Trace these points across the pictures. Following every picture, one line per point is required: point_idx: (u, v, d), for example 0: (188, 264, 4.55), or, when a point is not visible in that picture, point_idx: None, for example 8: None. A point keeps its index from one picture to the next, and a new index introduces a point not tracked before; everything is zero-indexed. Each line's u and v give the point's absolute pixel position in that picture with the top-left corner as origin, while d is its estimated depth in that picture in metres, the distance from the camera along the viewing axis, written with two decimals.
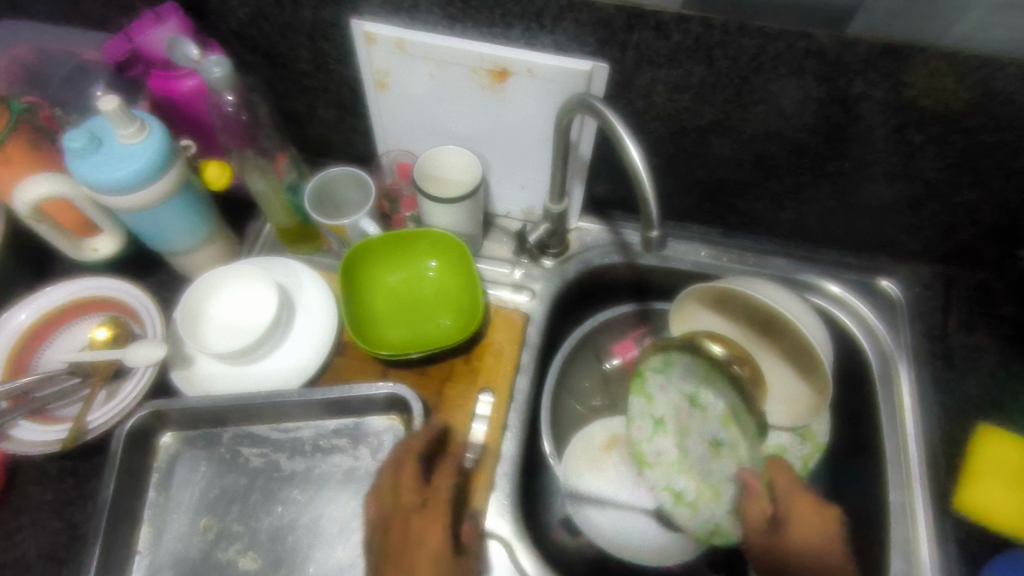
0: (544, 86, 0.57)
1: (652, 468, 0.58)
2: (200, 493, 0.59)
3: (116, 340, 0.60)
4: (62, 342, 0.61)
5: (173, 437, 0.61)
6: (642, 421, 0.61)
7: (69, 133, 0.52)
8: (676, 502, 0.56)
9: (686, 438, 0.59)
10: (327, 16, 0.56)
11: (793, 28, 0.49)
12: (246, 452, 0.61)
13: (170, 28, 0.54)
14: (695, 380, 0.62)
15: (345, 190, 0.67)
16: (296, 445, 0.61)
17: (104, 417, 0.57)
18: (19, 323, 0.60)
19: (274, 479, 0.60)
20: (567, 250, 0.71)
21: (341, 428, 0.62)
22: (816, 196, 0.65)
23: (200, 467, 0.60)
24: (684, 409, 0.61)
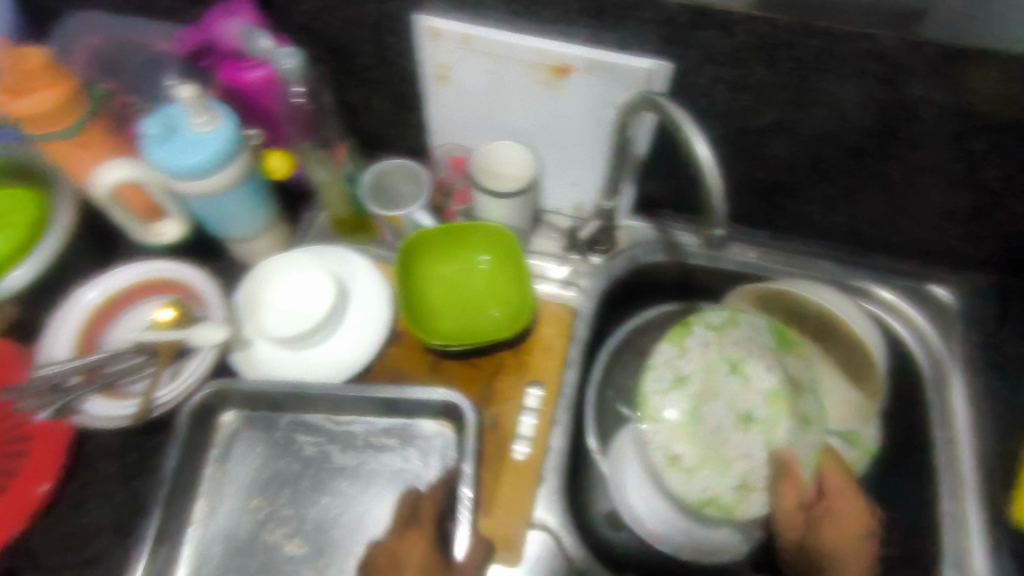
0: (604, 83, 0.57)
1: (657, 423, 0.57)
2: (255, 474, 0.61)
3: (179, 321, 0.62)
4: (126, 322, 0.63)
5: (234, 416, 0.63)
6: (663, 371, 0.59)
7: (146, 122, 0.54)
8: (671, 465, 0.55)
9: (706, 405, 0.57)
10: (391, 11, 0.57)
11: (863, 30, 0.48)
12: (301, 440, 0.62)
13: (242, 19, 0.55)
14: (745, 351, 0.59)
15: (398, 182, 0.68)
16: (348, 438, 0.62)
17: (170, 396, 0.60)
18: (88, 301, 0.63)
19: (325, 469, 0.61)
20: (615, 247, 0.71)
21: (391, 427, 0.63)
22: (871, 201, 0.65)
23: (256, 449, 0.62)
24: (721, 373, 0.58)
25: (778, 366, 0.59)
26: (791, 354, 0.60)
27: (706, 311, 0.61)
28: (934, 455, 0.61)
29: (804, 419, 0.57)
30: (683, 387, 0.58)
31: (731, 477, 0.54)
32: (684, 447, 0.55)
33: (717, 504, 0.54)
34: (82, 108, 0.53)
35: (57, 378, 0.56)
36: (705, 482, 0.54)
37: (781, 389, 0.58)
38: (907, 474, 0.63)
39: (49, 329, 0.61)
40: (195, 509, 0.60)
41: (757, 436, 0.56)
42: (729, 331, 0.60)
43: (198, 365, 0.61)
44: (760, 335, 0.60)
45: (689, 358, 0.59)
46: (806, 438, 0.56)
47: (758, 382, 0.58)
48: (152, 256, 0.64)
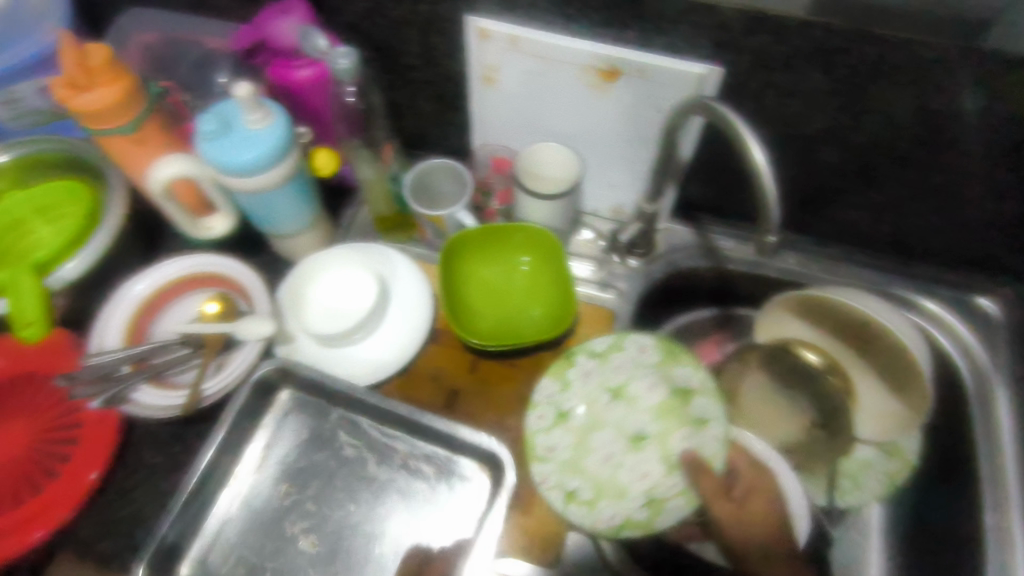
0: (653, 86, 0.57)
1: (544, 463, 0.56)
2: (293, 459, 0.62)
3: (224, 314, 0.62)
4: (173, 313, 0.65)
5: (290, 396, 0.64)
6: (545, 409, 0.58)
7: (200, 117, 0.55)
8: (569, 500, 0.54)
9: (593, 433, 0.57)
10: (442, 12, 0.57)
11: (923, 38, 0.48)
12: (343, 439, 0.63)
13: (296, 18, 0.56)
14: (627, 374, 0.59)
15: (440, 181, 0.70)
16: (387, 453, 0.62)
17: (217, 389, 0.60)
18: (137, 292, 0.64)
19: (357, 476, 0.61)
20: (654, 251, 0.71)
21: (433, 455, 0.62)
22: (919, 209, 0.64)
23: (302, 433, 0.63)
24: (602, 402, 0.58)
25: (664, 379, 0.58)
26: (680, 364, 0.58)
27: (588, 340, 0.60)
28: (976, 468, 0.60)
29: (694, 423, 0.56)
30: (567, 422, 0.57)
31: (635, 494, 0.54)
32: (576, 480, 0.55)
33: (631, 524, 0.54)
34: (139, 104, 0.54)
35: (108, 368, 0.58)
36: (612, 511, 0.54)
37: (671, 401, 0.57)
38: (950, 486, 0.62)
39: (99, 319, 0.62)
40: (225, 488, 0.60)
41: (652, 452, 0.56)
42: (618, 355, 0.60)
43: (245, 360, 0.61)
44: (646, 355, 0.59)
45: (571, 392, 0.58)
46: (707, 436, 0.56)
47: (643, 401, 0.58)
48: (202, 250, 0.65)
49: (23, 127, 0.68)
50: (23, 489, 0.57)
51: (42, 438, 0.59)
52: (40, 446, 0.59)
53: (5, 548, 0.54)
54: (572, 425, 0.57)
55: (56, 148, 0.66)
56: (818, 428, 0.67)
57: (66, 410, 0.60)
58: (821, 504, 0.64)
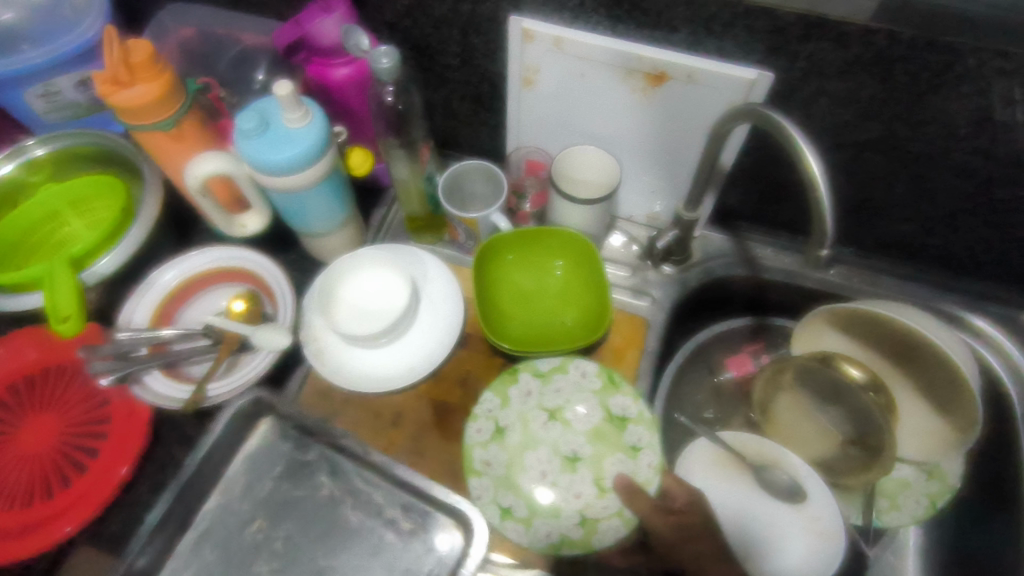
0: (700, 92, 0.56)
1: (480, 478, 0.55)
2: (267, 492, 0.60)
3: (250, 316, 0.62)
4: (200, 306, 0.65)
5: (269, 425, 0.62)
6: (483, 422, 0.57)
7: (240, 114, 0.54)
8: (505, 518, 0.54)
9: (528, 452, 0.56)
10: (485, 11, 0.56)
11: (993, 47, 0.46)
12: (318, 478, 0.60)
13: (339, 15, 0.55)
14: (566, 397, 0.58)
15: (472, 181, 0.69)
16: (364, 500, 0.59)
17: (222, 392, 0.59)
18: (166, 282, 0.64)
19: (328, 521, 0.58)
20: (689, 259, 0.70)
21: (409, 507, 0.58)
22: (971, 224, 0.62)
23: (274, 468, 0.60)
24: (539, 422, 0.58)
25: (601, 405, 0.58)
26: (619, 393, 0.58)
27: (534, 358, 0.60)
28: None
29: (631, 450, 0.56)
30: (503, 439, 0.57)
31: (569, 513, 0.54)
32: (510, 498, 0.54)
33: (569, 542, 0.53)
34: (180, 98, 0.54)
35: (128, 346, 0.58)
36: (546, 529, 0.53)
37: (608, 425, 0.57)
38: (995, 512, 0.60)
39: (128, 303, 0.62)
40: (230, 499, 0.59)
41: (585, 473, 0.55)
42: (556, 378, 0.59)
43: (255, 365, 0.60)
44: (587, 380, 0.58)
45: (510, 408, 0.58)
46: (642, 463, 0.55)
47: (577, 424, 0.58)
48: (241, 247, 0.65)
49: (59, 120, 0.68)
50: (52, 482, 0.57)
51: (73, 431, 0.59)
52: (69, 440, 0.59)
53: (35, 542, 0.53)
54: (507, 443, 0.57)
55: (92, 140, 0.65)
56: (853, 445, 0.64)
57: (97, 403, 0.60)
58: (857, 524, 0.63)
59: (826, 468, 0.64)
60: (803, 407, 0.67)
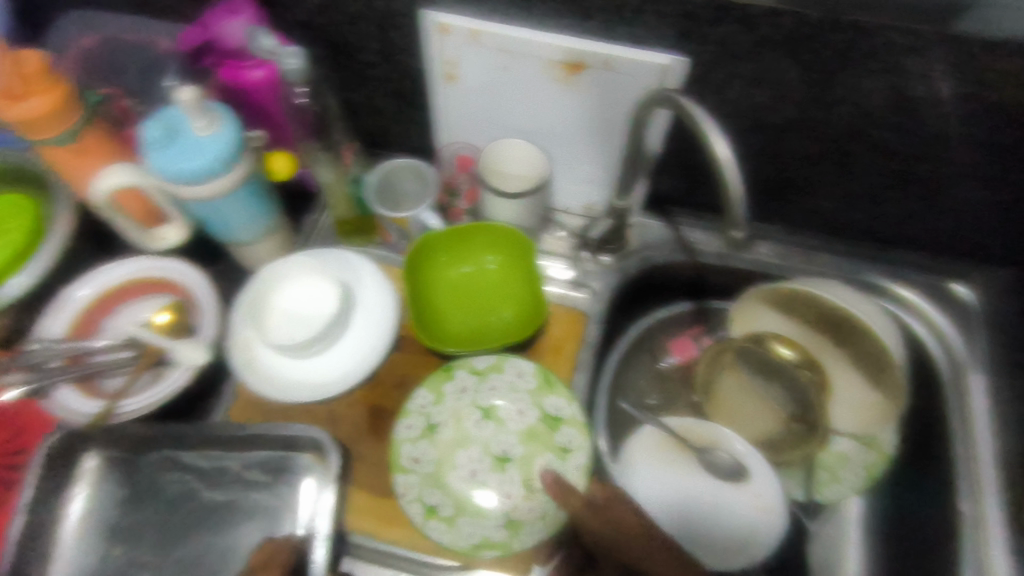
0: (618, 80, 0.55)
1: (407, 474, 0.56)
2: (118, 517, 0.57)
3: (173, 329, 0.61)
4: (120, 319, 0.62)
5: (97, 461, 0.58)
6: (414, 419, 0.58)
7: (147, 125, 0.53)
8: (429, 517, 0.54)
9: (459, 450, 0.58)
10: (397, 7, 0.55)
11: (893, 25, 0.46)
12: (163, 479, 0.58)
13: (245, 18, 0.54)
14: (498, 395, 0.59)
15: (402, 179, 0.67)
16: (218, 474, 0.58)
17: (136, 408, 0.57)
18: (80, 297, 0.61)
19: (193, 509, 0.57)
20: (626, 247, 0.69)
21: (265, 461, 0.58)
22: (893, 197, 0.63)
23: (120, 489, 0.58)
24: (472, 420, 0.59)
25: (536, 405, 0.58)
26: (554, 394, 0.58)
27: (470, 356, 0.60)
28: (953, 456, 0.60)
29: (561, 451, 0.57)
30: (435, 435, 0.58)
31: (496, 515, 0.55)
32: (436, 496, 0.55)
33: (490, 544, 0.53)
34: (74, 114, 0.51)
35: (41, 357, 0.57)
36: (470, 530, 0.54)
37: (541, 426, 0.58)
38: (923, 478, 0.62)
39: (42, 318, 0.60)
40: (139, 517, 0.57)
41: (514, 473, 0.57)
42: (490, 377, 0.60)
43: (173, 381, 0.59)
44: (522, 380, 0.59)
45: (443, 405, 0.59)
46: (570, 464, 0.56)
47: (511, 424, 0.59)
48: (162, 254, 0.63)
49: None
50: None
51: None
52: None
53: None
54: (437, 440, 0.58)
55: (15, 162, 0.64)
56: (796, 421, 0.65)
57: (11, 432, 0.60)
58: (800, 499, 0.65)
59: (771, 446, 0.65)
60: (745, 386, 0.67)
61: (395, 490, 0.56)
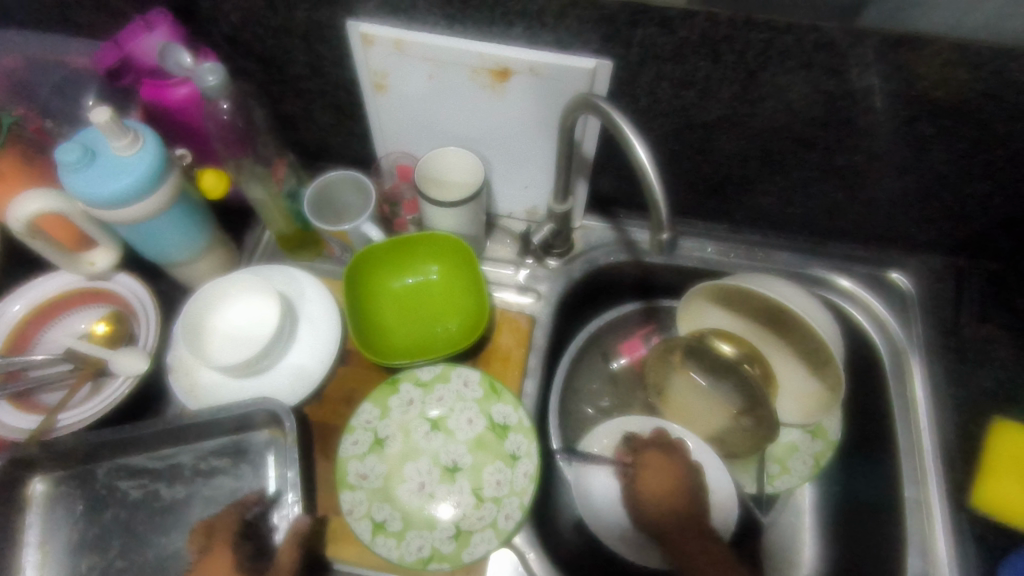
0: (545, 85, 0.56)
1: (354, 491, 0.55)
2: (62, 548, 0.55)
3: (113, 339, 0.59)
4: (57, 333, 0.60)
5: (46, 483, 0.57)
6: (361, 434, 0.57)
7: (61, 147, 0.51)
8: (378, 533, 0.53)
9: (407, 463, 0.58)
10: (321, 18, 0.54)
11: (803, 22, 0.47)
12: (121, 486, 0.57)
13: (162, 33, 0.53)
14: (447, 406, 0.59)
15: (344, 193, 0.66)
16: (175, 472, 0.58)
17: (74, 420, 0.55)
18: (13, 313, 0.59)
19: (152, 510, 0.56)
20: (571, 250, 0.70)
21: (221, 448, 0.59)
22: (825, 190, 0.64)
23: (60, 520, 0.56)
24: (420, 432, 0.59)
25: (483, 413, 0.58)
26: (500, 401, 0.58)
27: (415, 366, 0.60)
28: (894, 441, 0.61)
29: (508, 458, 0.56)
30: (382, 449, 0.57)
31: (444, 526, 0.54)
32: (385, 511, 0.55)
33: (439, 557, 0.52)
34: None
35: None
36: (418, 543, 0.53)
37: (489, 434, 0.58)
38: (873, 462, 0.63)
39: None
40: (80, 549, 0.55)
41: (463, 483, 0.57)
42: (436, 389, 0.59)
43: (114, 391, 0.56)
44: (468, 389, 0.59)
45: (390, 419, 0.59)
46: (519, 472, 0.56)
47: (460, 434, 0.59)
48: (110, 272, 0.61)
49: None
50: None
51: None
52: None
53: None
54: (384, 454, 0.57)
55: None
56: (745, 416, 0.65)
57: None
58: (752, 492, 0.65)
59: (720, 440, 0.66)
60: (695, 385, 0.68)
61: (341, 509, 0.54)
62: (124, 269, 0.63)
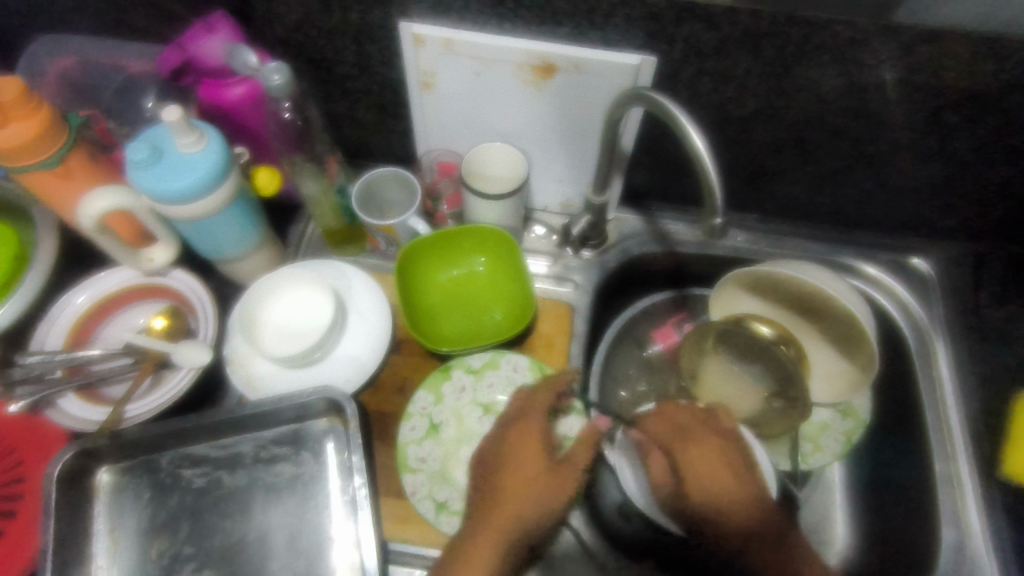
0: (591, 81, 0.58)
1: (416, 474, 0.58)
2: (130, 536, 0.57)
3: (172, 332, 0.61)
4: (117, 326, 0.62)
5: (111, 473, 0.59)
6: (418, 420, 0.60)
7: (130, 146, 0.53)
8: (440, 512, 0.56)
9: (463, 446, 0.60)
10: (375, 20, 0.56)
11: (840, 17, 0.50)
12: (185, 475, 0.59)
13: (223, 36, 0.55)
14: (498, 391, 0.61)
15: (387, 189, 0.69)
16: (237, 460, 0.60)
17: (139, 412, 0.56)
18: (76, 306, 0.61)
19: (217, 497, 0.58)
20: (606, 242, 0.72)
21: (280, 436, 0.61)
22: (852, 179, 0.67)
23: (127, 508, 0.57)
24: (474, 416, 0.61)
25: None
26: None
27: (466, 354, 0.62)
28: (922, 418, 0.65)
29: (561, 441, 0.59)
30: (438, 434, 0.60)
31: None
32: (446, 491, 0.57)
33: None
34: (49, 150, 0.52)
35: (40, 369, 0.56)
36: None
37: None
38: (901, 439, 0.66)
39: (39, 328, 0.60)
40: (149, 536, 0.57)
41: None
42: (487, 375, 0.62)
43: (178, 382, 0.58)
44: (519, 374, 0.61)
45: (444, 405, 0.61)
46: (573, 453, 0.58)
47: None
48: (167, 268, 0.62)
49: None
50: None
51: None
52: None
53: None
54: (439, 439, 0.60)
55: None
56: (776, 398, 0.68)
57: (8, 464, 0.58)
58: (787, 469, 0.66)
59: (754, 423, 0.68)
60: (728, 370, 0.70)
61: (405, 490, 0.57)
62: (178, 265, 0.64)
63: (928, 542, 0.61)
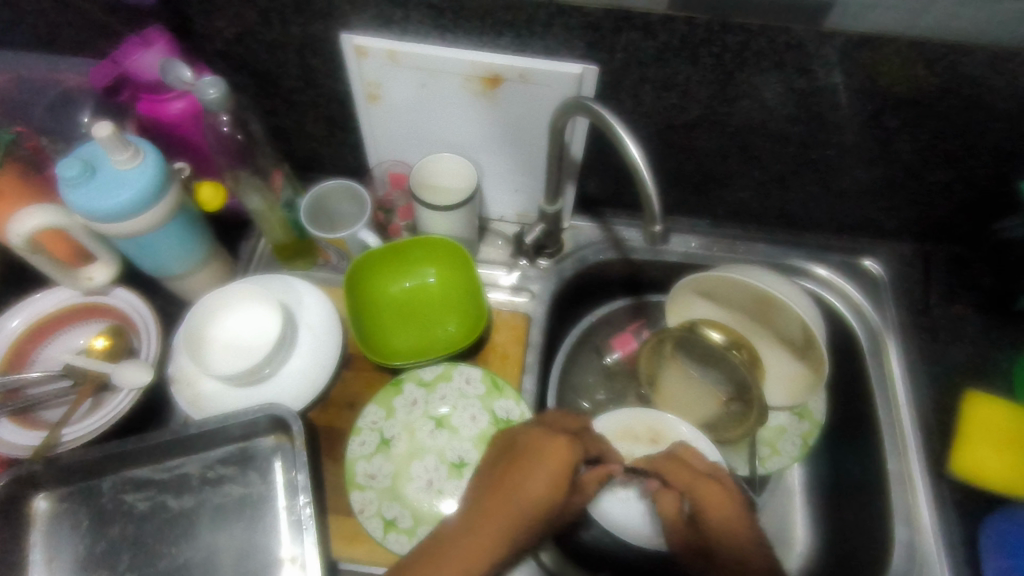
0: (536, 91, 0.58)
1: (364, 491, 0.57)
2: (67, 565, 0.55)
3: (114, 352, 0.59)
4: (57, 348, 0.60)
5: (49, 500, 0.57)
6: (367, 435, 0.59)
7: (62, 163, 0.51)
8: (389, 530, 0.55)
9: (414, 462, 0.59)
10: (315, 32, 0.56)
11: (773, 24, 0.50)
12: (127, 500, 0.57)
13: (158, 50, 0.55)
14: (450, 404, 0.61)
15: (338, 202, 0.68)
16: (182, 482, 0.58)
17: (77, 436, 0.55)
18: (12, 328, 0.59)
19: (160, 521, 0.57)
20: (561, 250, 0.72)
21: (227, 457, 0.59)
22: (801, 185, 0.68)
23: (64, 535, 0.56)
24: (426, 431, 0.60)
25: (486, 409, 0.60)
26: (503, 397, 0.60)
27: (418, 366, 0.62)
28: (877, 420, 0.65)
29: None
30: (389, 449, 0.59)
31: None
32: (395, 508, 0.56)
33: None
34: None
35: None
36: None
37: (492, 429, 0.59)
38: (856, 441, 0.67)
39: None
40: (87, 563, 0.55)
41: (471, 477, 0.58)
42: (439, 388, 0.61)
43: (118, 404, 0.56)
44: (471, 387, 0.61)
45: (395, 419, 0.60)
46: None
47: (465, 430, 0.60)
48: (108, 286, 0.61)
49: None
50: None
51: None
52: None
53: None
54: (391, 454, 0.59)
55: None
56: (734, 402, 0.68)
57: None
58: (745, 473, 0.67)
59: (713, 427, 0.69)
60: (686, 375, 0.71)
61: (353, 508, 0.56)
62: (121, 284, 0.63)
63: (882, 541, 0.61)
